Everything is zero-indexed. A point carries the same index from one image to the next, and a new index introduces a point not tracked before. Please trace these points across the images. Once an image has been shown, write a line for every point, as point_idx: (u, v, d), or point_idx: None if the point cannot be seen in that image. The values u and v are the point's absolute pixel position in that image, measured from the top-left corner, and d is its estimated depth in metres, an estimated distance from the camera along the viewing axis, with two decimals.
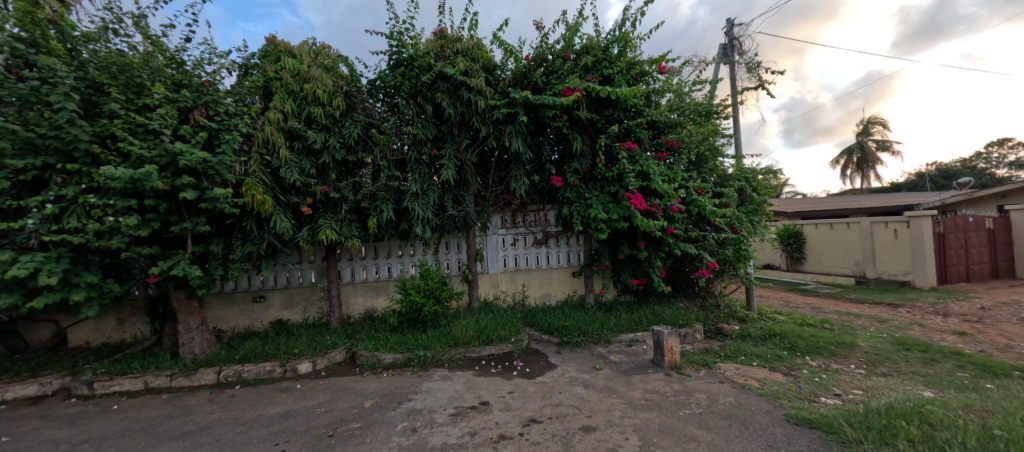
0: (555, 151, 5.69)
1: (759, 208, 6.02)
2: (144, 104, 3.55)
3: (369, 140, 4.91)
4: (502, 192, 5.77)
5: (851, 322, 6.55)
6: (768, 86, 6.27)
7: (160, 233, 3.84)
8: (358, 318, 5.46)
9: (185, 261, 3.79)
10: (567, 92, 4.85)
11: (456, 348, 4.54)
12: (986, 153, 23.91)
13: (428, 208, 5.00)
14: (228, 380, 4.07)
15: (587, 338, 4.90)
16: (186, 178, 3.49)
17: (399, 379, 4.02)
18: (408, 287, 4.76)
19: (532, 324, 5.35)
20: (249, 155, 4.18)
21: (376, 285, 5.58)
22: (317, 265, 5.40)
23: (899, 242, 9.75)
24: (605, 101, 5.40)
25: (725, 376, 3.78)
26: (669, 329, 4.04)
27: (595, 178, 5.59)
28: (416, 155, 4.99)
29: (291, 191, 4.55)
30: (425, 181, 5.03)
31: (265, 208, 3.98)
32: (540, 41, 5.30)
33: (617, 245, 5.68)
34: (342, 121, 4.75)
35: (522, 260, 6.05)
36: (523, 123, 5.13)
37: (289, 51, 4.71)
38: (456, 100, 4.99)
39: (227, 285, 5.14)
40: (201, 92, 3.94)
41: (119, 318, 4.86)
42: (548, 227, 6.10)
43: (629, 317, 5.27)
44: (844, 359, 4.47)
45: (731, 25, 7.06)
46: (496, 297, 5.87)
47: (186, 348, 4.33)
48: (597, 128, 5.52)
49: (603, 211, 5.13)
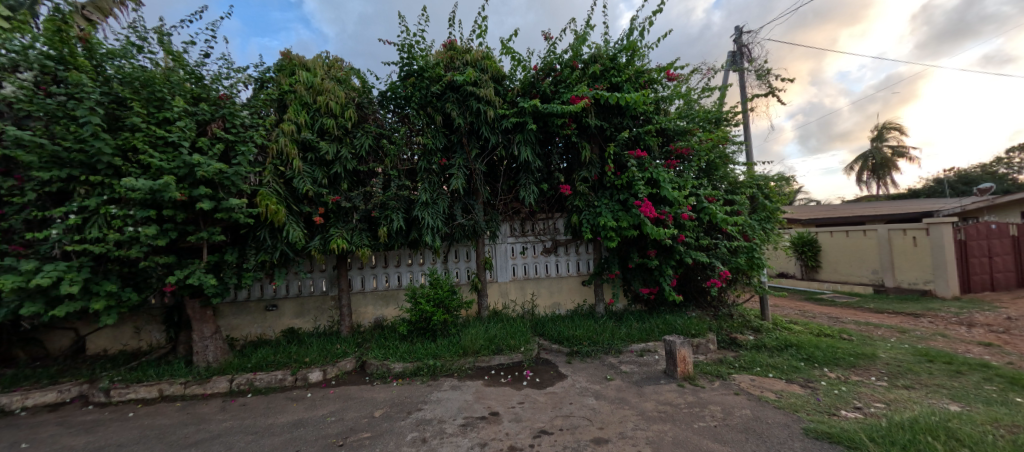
0: (564, 160, 5.67)
1: (771, 216, 5.97)
2: (164, 118, 3.67)
3: (380, 151, 4.98)
4: (511, 201, 5.77)
5: (870, 332, 6.39)
6: (778, 93, 6.23)
7: (177, 243, 3.90)
8: (369, 327, 5.50)
9: (200, 270, 3.83)
10: (575, 100, 4.86)
11: (465, 357, 4.55)
12: (1008, 158, 23.32)
13: (438, 217, 5.02)
14: (240, 388, 4.08)
15: (597, 347, 4.85)
16: (203, 189, 3.56)
17: (409, 389, 4.01)
18: (417, 296, 4.76)
19: (542, 333, 5.33)
20: (264, 166, 4.27)
21: (386, 294, 5.62)
22: (328, 274, 5.47)
23: (918, 250, 9.52)
24: (613, 108, 5.43)
25: (740, 387, 3.67)
26: (682, 339, 3.94)
27: (604, 186, 5.56)
28: (426, 164, 5.02)
29: (304, 201, 4.62)
30: (435, 190, 5.06)
31: (278, 218, 4.06)
32: (548, 50, 5.32)
33: (627, 253, 5.65)
34: (354, 132, 4.84)
35: (531, 269, 6.04)
36: (532, 132, 5.15)
37: (303, 64, 4.89)
38: (465, 109, 5.03)
39: (241, 294, 5.23)
40: (218, 105, 4.06)
41: (136, 326, 4.99)
42: (557, 236, 6.09)
43: (640, 327, 5.22)
44: (864, 370, 4.34)
45: (739, 33, 7.06)
46: (505, 306, 5.86)
47: (201, 356, 4.36)
48: (606, 136, 5.52)
49: (612, 219, 5.08)
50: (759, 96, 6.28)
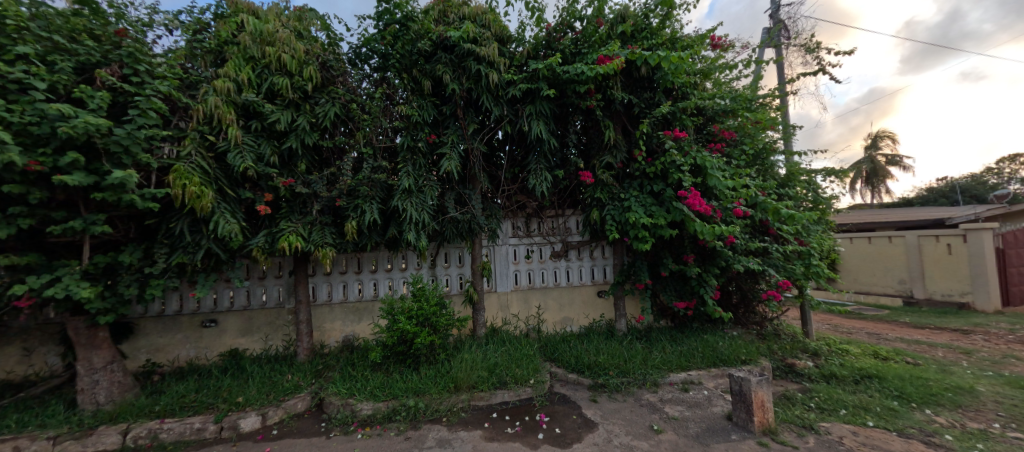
0: (581, 143, 4.60)
1: (823, 216, 5.01)
2: (21, 52, 2.50)
3: (350, 123, 3.86)
4: (515, 193, 4.69)
5: (932, 354, 5.45)
6: (829, 70, 5.29)
7: (43, 236, 2.67)
8: (334, 348, 4.35)
9: (74, 276, 2.63)
10: (603, 60, 3.79)
11: (458, 394, 3.43)
12: (998, 168, 23.59)
13: (424, 209, 3.91)
14: (137, 444, 2.88)
15: (628, 379, 3.76)
16: (72, 155, 2.39)
17: (380, 446, 2.88)
18: (395, 311, 3.63)
19: (554, 359, 4.24)
20: (186, 134, 3.13)
21: (357, 307, 4.47)
22: (284, 281, 4.35)
23: (953, 258, 8.71)
24: (644, 80, 4.40)
25: (848, 448, 2.60)
26: (757, 377, 2.86)
27: (630, 175, 4.52)
28: (410, 142, 3.90)
29: (245, 185, 3.47)
30: (421, 175, 3.95)
31: (200, 204, 2.96)
32: (567, 4, 4.24)
33: (658, 258, 4.59)
34: (316, 97, 3.72)
35: (537, 276, 4.95)
36: (545, 103, 4.06)
37: (253, 11, 3.79)
38: (461, 73, 3.95)
39: (168, 306, 4.08)
40: (116, 46, 2.90)
41: (23, 348, 3.81)
42: (570, 237, 5.03)
43: (677, 351, 4.19)
44: (978, 413, 3.34)
45: (776, 7, 6.12)
46: (506, 322, 4.76)
47: (87, 395, 3.10)
48: (633, 114, 4.50)
49: (646, 215, 4.03)
50: (807, 75, 5.30)
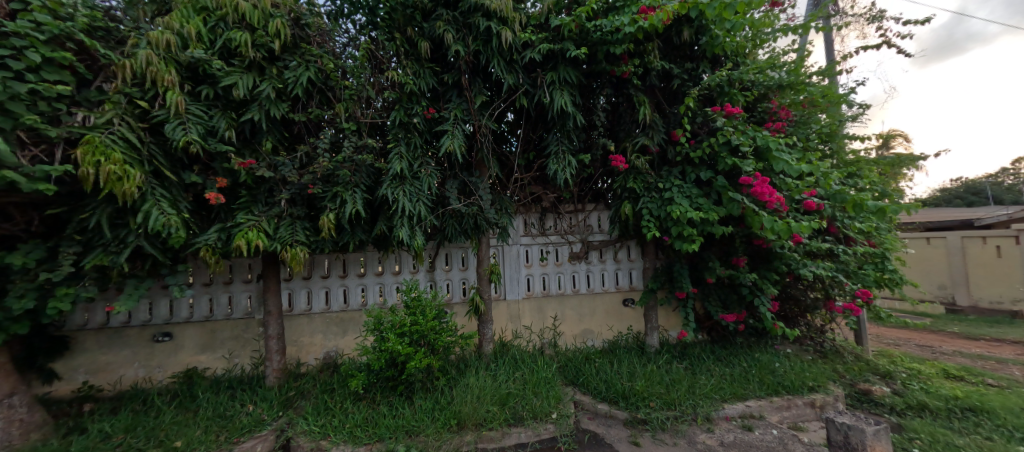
0: (609, 123, 3.86)
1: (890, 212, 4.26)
2: None
3: (329, 93, 3.12)
4: (529, 182, 3.95)
5: (1009, 374, 4.70)
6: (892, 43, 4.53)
7: None
8: (311, 368, 3.61)
9: None
10: (646, 11, 3.01)
11: (462, 435, 2.69)
12: (1015, 169, 22.85)
13: (420, 199, 3.16)
14: None
15: (674, 412, 3.01)
16: None
17: None
18: (382, 327, 2.89)
19: (577, 383, 3.50)
20: (109, 97, 2.39)
21: (340, 318, 3.73)
22: (253, 287, 3.62)
23: (1004, 261, 7.89)
24: (686, 48, 3.66)
25: None
26: (872, 424, 2.11)
27: (667, 161, 3.77)
28: (403, 116, 3.16)
29: (193, 167, 2.73)
30: (416, 158, 3.21)
31: (121, 187, 2.21)
32: None
33: (701, 261, 3.84)
34: (286, 59, 2.98)
35: (554, 281, 4.21)
36: (569, 71, 3.33)
37: None
38: (467, 32, 3.21)
39: (111, 317, 3.33)
40: None
41: None
42: (592, 235, 4.28)
43: (728, 374, 3.44)
44: None
45: None
46: (517, 336, 4.01)
47: None
48: (671, 89, 3.76)
49: (693, 209, 3.28)
50: None
